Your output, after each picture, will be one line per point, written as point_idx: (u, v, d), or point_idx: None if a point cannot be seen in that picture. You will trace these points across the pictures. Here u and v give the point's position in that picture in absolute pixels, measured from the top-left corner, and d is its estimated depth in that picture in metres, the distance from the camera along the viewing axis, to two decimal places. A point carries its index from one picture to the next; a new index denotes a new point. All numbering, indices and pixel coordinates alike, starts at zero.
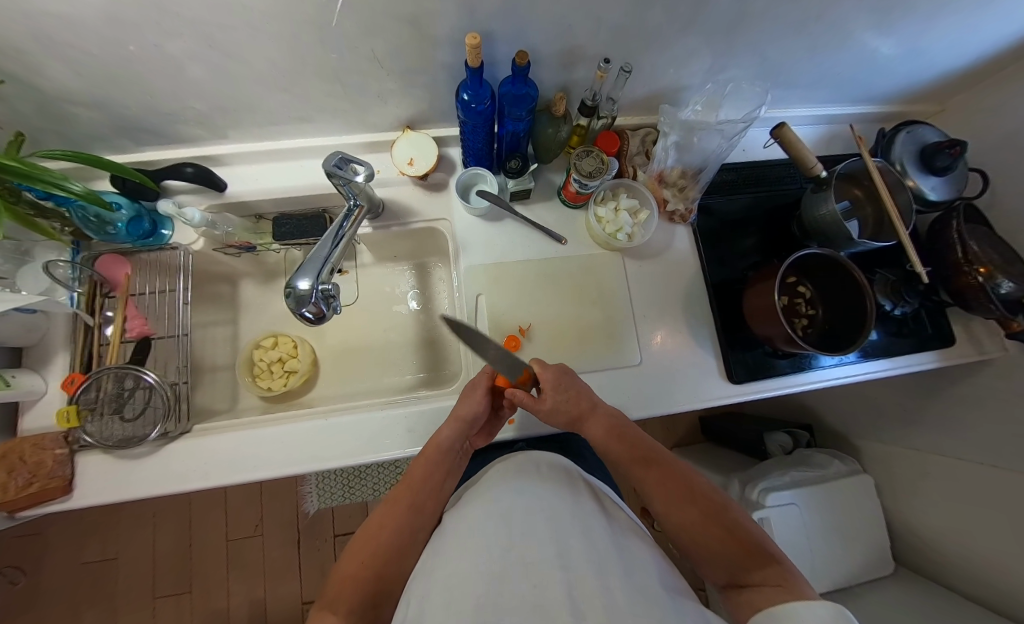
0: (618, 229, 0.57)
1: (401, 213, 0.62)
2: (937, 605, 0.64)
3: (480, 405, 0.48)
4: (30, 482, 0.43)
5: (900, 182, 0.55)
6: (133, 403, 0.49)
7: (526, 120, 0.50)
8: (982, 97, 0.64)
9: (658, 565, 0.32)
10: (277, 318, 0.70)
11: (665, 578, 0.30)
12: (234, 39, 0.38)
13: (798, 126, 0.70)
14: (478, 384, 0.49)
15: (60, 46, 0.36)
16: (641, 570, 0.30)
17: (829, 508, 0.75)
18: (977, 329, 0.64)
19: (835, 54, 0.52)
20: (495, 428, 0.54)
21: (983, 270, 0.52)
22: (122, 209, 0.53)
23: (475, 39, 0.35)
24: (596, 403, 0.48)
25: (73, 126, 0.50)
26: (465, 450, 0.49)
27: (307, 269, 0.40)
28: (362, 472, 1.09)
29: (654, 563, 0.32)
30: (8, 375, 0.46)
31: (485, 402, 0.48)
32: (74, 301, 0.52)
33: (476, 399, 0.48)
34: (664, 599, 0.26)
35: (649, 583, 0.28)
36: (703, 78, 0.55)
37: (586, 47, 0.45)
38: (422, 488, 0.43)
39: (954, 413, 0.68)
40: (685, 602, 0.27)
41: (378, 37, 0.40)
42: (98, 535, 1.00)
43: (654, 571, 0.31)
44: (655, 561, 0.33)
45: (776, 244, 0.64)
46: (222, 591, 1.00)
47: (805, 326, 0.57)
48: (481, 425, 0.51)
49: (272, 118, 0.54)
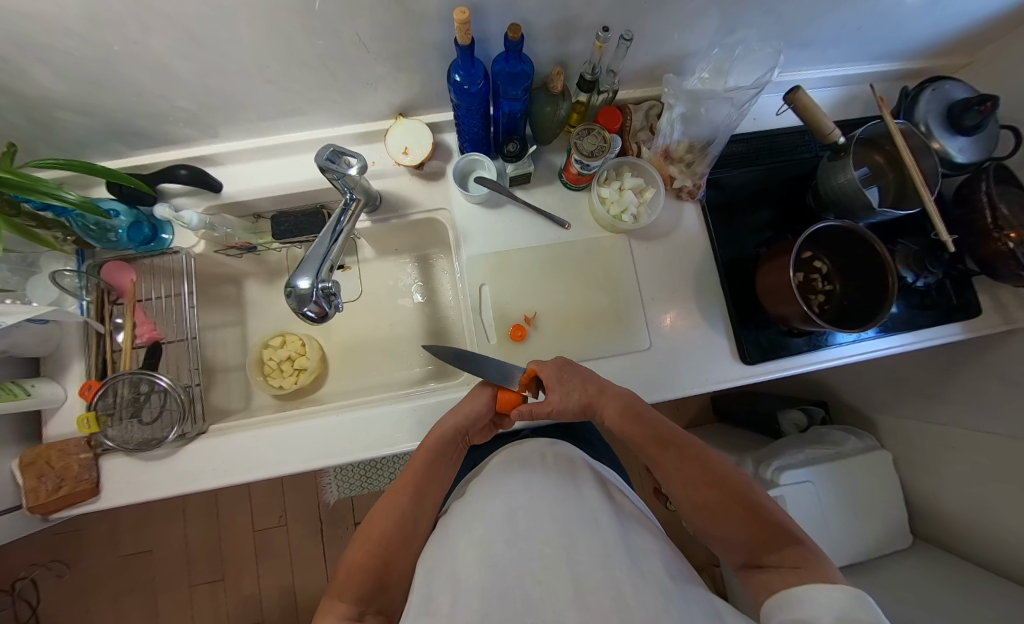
0: (622, 210, 0.55)
1: (399, 206, 0.61)
2: (957, 577, 0.63)
3: (484, 405, 0.49)
4: (59, 485, 0.45)
5: (926, 145, 0.52)
6: (150, 406, 0.50)
7: (522, 100, 0.48)
8: (1015, 46, 0.59)
9: (661, 551, 0.32)
10: (283, 317, 0.71)
11: (671, 566, 0.30)
12: (216, 32, 0.37)
13: (812, 89, 0.66)
14: (483, 389, 0.50)
15: (39, 49, 0.36)
16: (648, 558, 0.30)
17: (846, 486, 0.74)
18: (1005, 297, 0.61)
19: (853, 7, 0.48)
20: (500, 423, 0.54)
21: (1015, 235, 0.48)
22: (120, 216, 0.52)
23: (464, 14, 0.33)
24: (605, 385, 0.47)
25: (63, 132, 0.49)
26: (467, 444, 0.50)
27: (307, 268, 0.40)
28: (378, 463, 1.12)
29: (660, 553, 0.32)
30: (28, 385, 0.47)
31: (490, 403, 0.49)
32: (84, 309, 0.53)
33: (480, 398, 0.49)
34: (671, 587, 0.26)
35: (656, 571, 0.28)
36: (710, 41, 0.51)
37: (583, 16, 0.42)
38: (425, 476, 0.43)
39: (978, 385, 0.65)
40: (692, 590, 0.27)
41: (364, 20, 0.38)
42: (132, 531, 1.05)
43: (660, 558, 0.31)
44: (659, 549, 0.32)
45: (791, 218, 0.61)
46: (253, 578, 1.05)
47: (822, 303, 0.55)
48: (484, 422, 0.50)
49: (262, 112, 0.53)
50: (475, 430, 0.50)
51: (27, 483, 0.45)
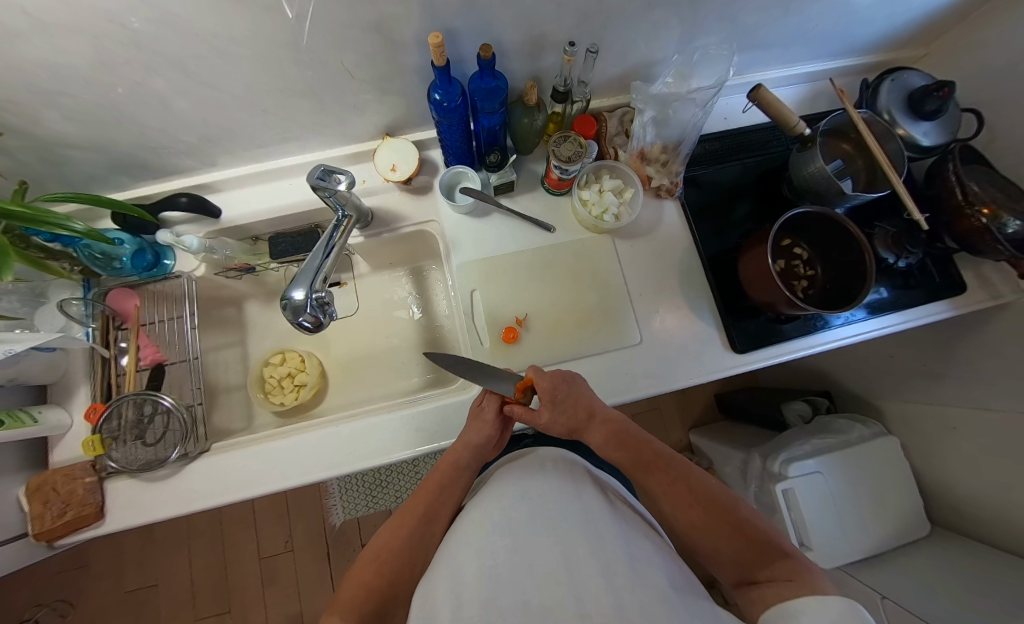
0: (604, 210, 0.58)
1: (390, 220, 0.63)
2: (981, 563, 0.61)
3: (491, 430, 0.48)
4: (63, 511, 0.46)
5: (889, 130, 0.54)
6: (154, 429, 0.52)
7: (499, 113, 0.51)
8: (965, 35, 0.62)
9: (663, 559, 0.32)
10: (283, 335, 0.72)
11: (674, 576, 0.30)
12: (212, 69, 0.40)
13: (778, 87, 0.69)
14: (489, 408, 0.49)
15: (51, 93, 0.39)
16: (651, 566, 0.29)
17: (855, 474, 0.73)
18: (989, 272, 0.62)
19: (806, 9, 0.51)
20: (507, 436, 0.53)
21: (986, 211, 0.50)
22: (125, 244, 0.55)
23: (437, 37, 0.35)
24: (595, 411, 0.47)
25: (71, 168, 0.52)
26: (481, 465, 0.49)
27: (301, 280, 0.42)
28: (383, 480, 1.11)
29: (662, 561, 0.31)
30: (35, 412, 0.49)
31: (496, 427, 0.48)
32: (90, 335, 0.55)
33: (486, 424, 0.48)
34: (672, 596, 0.26)
35: (658, 579, 0.27)
36: (674, 48, 0.54)
37: (551, 34, 0.46)
38: (437, 496, 0.44)
39: (974, 362, 0.65)
40: (695, 600, 0.27)
41: (347, 50, 0.41)
42: (138, 564, 1.04)
43: (663, 568, 0.30)
44: (661, 558, 0.32)
45: (770, 210, 0.63)
46: (260, 609, 1.02)
47: (806, 287, 0.56)
48: (495, 440, 0.50)
49: (258, 140, 0.56)
50: (490, 450, 0.50)
51: (33, 509, 0.46)
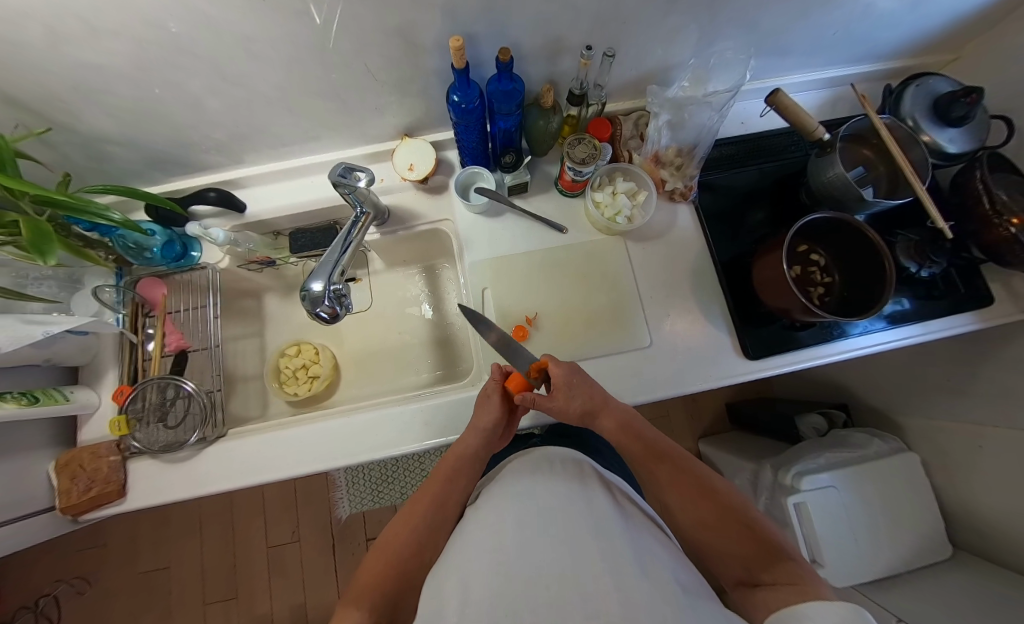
0: (617, 212, 0.58)
1: (406, 218, 0.65)
2: (1006, 590, 0.58)
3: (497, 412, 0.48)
4: (89, 487, 0.48)
5: (912, 136, 0.53)
6: (175, 412, 0.54)
7: (515, 115, 0.52)
8: (998, 40, 0.60)
9: (671, 560, 0.32)
10: (299, 327, 0.75)
11: (683, 577, 0.29)
12: (243, 71, 0.42)
13: (797, 93, 0.68)
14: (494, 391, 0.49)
15: (95, 92, 0.41)
16: (658, 568, 0.29)
17: (872, 490, 0.70)
18: (1020, 285, 0.59)
19: (827, 14, 0.50)
20: (513, 427, 0.53)
21: (1016, 221, 0.48)
22: (157, 234, 0.57)
23: (458, 40, 0.37)
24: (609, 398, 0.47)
25: (109, 162, 0.55)
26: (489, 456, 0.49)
27: (319, 272, 0.43)
28: (389, 476, 1.12)
29: (671, 564, 0.31)
30: (67, 391, 0.52)
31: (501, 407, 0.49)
32: (121, 321, 0.58)
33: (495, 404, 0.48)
34: (681, 597, 0.26)
35: (666, 581, 0.27)
36: (692, 52, 0.54)
37: (569, 38, 0.46)
38: (444, 488, 0.44)
39: (1003, 378, 0.63)
40: (705, 602, 0.27)
41: (371, 53, 0.43)
42: (152, 546, 1.07)
43: (672, 569, 0.30)
44: (669, 559, 0.32)
45: (787, 215, 0.62)
46: (265, 596, 1.04)
47: (823, 295, 0.55)
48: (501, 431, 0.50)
49: (283, 139, 0.58)
50: (497, 440, 0.49)
51: (61, 483, 0.48)
